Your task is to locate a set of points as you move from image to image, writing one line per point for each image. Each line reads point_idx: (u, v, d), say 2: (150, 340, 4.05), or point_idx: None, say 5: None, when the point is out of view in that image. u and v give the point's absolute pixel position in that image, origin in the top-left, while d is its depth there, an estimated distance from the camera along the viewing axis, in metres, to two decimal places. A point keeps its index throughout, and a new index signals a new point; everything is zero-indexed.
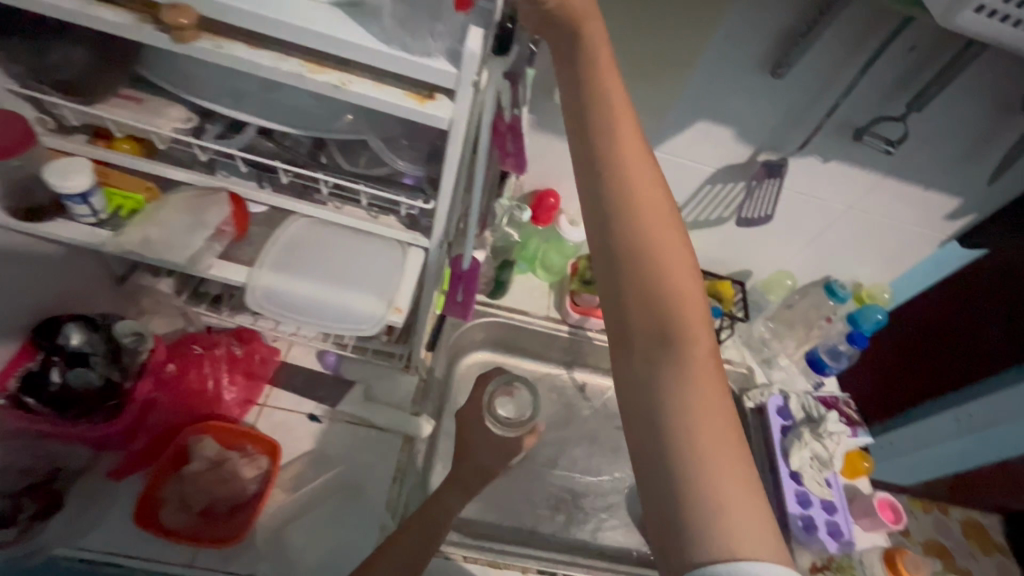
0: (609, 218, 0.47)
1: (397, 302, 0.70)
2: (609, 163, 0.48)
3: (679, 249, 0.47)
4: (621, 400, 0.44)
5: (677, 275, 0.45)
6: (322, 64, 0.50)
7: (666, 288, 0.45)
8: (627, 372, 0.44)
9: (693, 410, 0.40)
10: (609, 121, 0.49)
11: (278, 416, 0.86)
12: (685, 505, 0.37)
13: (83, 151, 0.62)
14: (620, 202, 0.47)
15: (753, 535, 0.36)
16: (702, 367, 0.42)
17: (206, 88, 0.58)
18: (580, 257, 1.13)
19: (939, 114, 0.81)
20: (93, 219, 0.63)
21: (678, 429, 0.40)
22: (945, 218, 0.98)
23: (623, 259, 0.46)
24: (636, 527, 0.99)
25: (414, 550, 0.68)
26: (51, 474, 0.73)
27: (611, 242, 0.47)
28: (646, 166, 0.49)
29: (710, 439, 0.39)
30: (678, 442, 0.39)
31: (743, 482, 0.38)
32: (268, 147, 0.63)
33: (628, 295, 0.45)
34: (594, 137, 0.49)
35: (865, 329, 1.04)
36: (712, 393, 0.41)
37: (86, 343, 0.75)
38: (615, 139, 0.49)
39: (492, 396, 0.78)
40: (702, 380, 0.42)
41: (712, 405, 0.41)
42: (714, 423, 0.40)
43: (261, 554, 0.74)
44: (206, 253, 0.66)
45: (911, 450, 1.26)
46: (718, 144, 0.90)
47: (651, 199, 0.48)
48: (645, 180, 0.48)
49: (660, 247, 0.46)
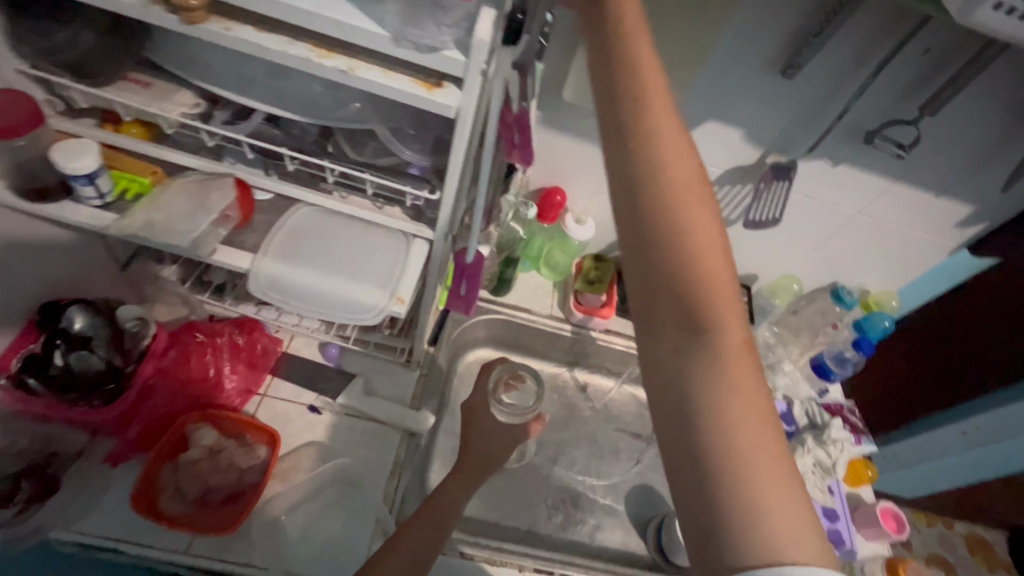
0: (641, 209, 0.46)
1: (400, 292, 0.70)
2: (642, 151, 0.47)
3: (714, 237, 0.45)
4: (653, 398, 0.44)
5: (712, 266, 0.44)
6: (330, 49, 0.50)
7: (700, 280, 0.43)
8: (658, 368, 0.43)
9: (728, 405, 0.40)
10: (634, 107, 0.48)
11: (278, 406, 0.86)
12: (724, 509, 0.37)
13: (91, 134, 0.63)
14: (652, 191, 0.46)
15: (793, 539, 0.36)
16: (737, 361, 0.41)
17: (215, 73, 0.58)
18: (585, 256, 1.12)
19: (952, 119, 0.80)
20: (99, 202, 0.63)
21: (713, 431, 0.39)
22: (956, 226, 0.97)
23: (655, 251, 0.45)
24: (635, 530, 0.98)
25: (419, 547, 0.68)
26: (46, 460, 0.72)
27: (642, 233, 0.46)
28: (679, 151, 0.47)
29: (748, 440, 0.39)
30: (712, 440, 0.39)
31: (782, 484, 0.38)
32: (274, 134, 0.63)
33: (659, 287, 0.44)
34: (625, 125, 0.48)
35: (872, 336, 1.03)
36: (746, 386, 0.40)
37: (88, 327, 0.74)
38: (647, 128, 0.48)
39: (496, 385, 0.86)
40: (740, 376, 0.41)
41: (748, 402, 0.40)
42: (750, 418, 0.39)
43: (256, 543, 0.74)
44: (210, 239, 0.66)
45: (914, 462, 1.28)
46: (728, 145, 0.89)
47: (685, 186, 0.46)
48: (677, 166, 0.47)
49: (695, 236, 0.44)
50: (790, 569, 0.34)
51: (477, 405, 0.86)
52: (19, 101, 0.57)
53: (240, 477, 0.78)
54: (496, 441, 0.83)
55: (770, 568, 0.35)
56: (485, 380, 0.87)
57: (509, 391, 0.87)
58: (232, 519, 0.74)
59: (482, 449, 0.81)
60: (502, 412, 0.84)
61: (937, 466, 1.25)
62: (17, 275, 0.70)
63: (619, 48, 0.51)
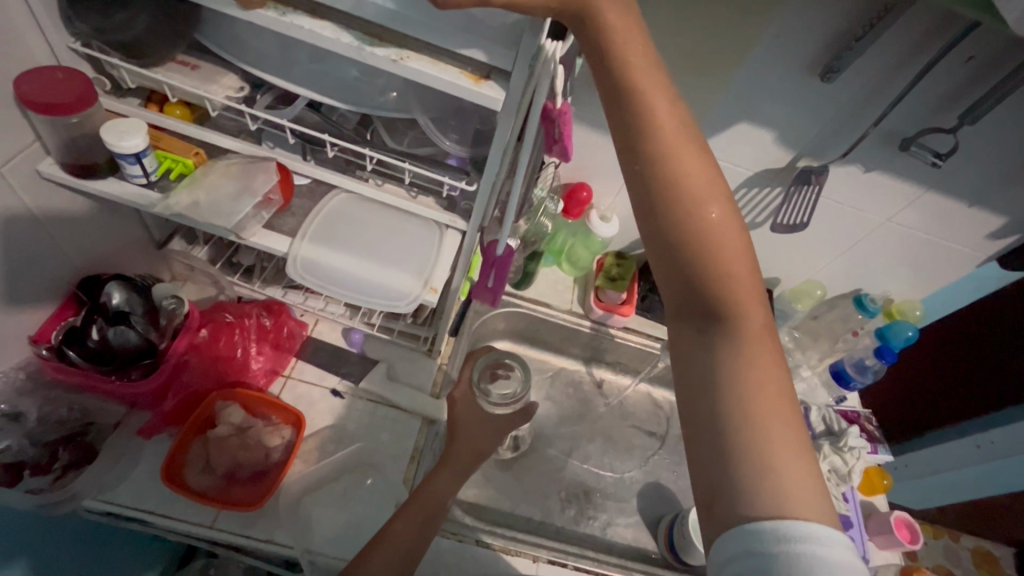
0: (657, 209, 0.47)
1: (433, 281, 0.71)
2: (654, 150, 0.47)
3: (731, 233, 0.47)
4: (680, 376, 0.48)
5: (729, 264, 0.46)
6: (381, 38, 0.51)
7: (717, 275, 0.46)
8: (683, 353, 0.48)
9: (747, 380, 0.44)
10: (645, 101, 0.47)
11: (302, 389, 0.88)
12: (738, 470, 0.41)
13: (138, 114, 0.64)
14: (670, 188, 0.47)
15: (800, 494, 0.40)
16: (757, 345, 0.45)
17: (261, 58, 0.59)
18: (607, 253, 1.13)
19: (992, 129, 0.79)
20: (144, 180, 0.65)
21: (733, 409, 0.43)
22: (987, 237, 0.95)
23: (675, 245, 0.47)
24: (648, 527, 0.99)
25: (416, 534, 0.70)
26: (84, 428, 0.78)
27: (660, 231, 0.47)
28: (692, 150, 0.48)
29: (765, 410, 0.43)
30: (731, 412, 0.43)
31: (794, 449, 0.42)
32: (315, 120, 0.65)
33: (681, 281, 0.47)
34: (638, 120, 0.47)
35: (895, 345, 1.02)
36: (764, 364, 0.45)
37: (125, 303, 0.78)
38: (661, 125, 0.47)
39: (480, 376, 0.86)
40: (759, 356, 0.45)
41: (765, 377, 0.44)
42: (768, 393, 0.44)
43: (280, 521, 0.75)
44: (252, 221, 0.68)
45: (924, 473, 1.29)
46: (759, 147, 0.89)
47: (701, 180, 0.47)
48: (689, 162, 0.47)
49: (710, 231, 0.46)
50: (792, 522, 0.38)
51: (462, 397, 0.85)
52: (74, 79, 0.58)
53: (266, 455, 0.79)
54: (483, 433, 0.81)
55: (775, 522, 0.39)
56: (470, 371, 0.86)
57: (498, 380, 0.86)
58: (253, 496, 0.76)
59: (467, 440, 0.80)
60: (490, 401, 0.84)
61: (945, 481, 1.25)
62: (60, 249, 0.72)
63: (628, 54, 0.47)
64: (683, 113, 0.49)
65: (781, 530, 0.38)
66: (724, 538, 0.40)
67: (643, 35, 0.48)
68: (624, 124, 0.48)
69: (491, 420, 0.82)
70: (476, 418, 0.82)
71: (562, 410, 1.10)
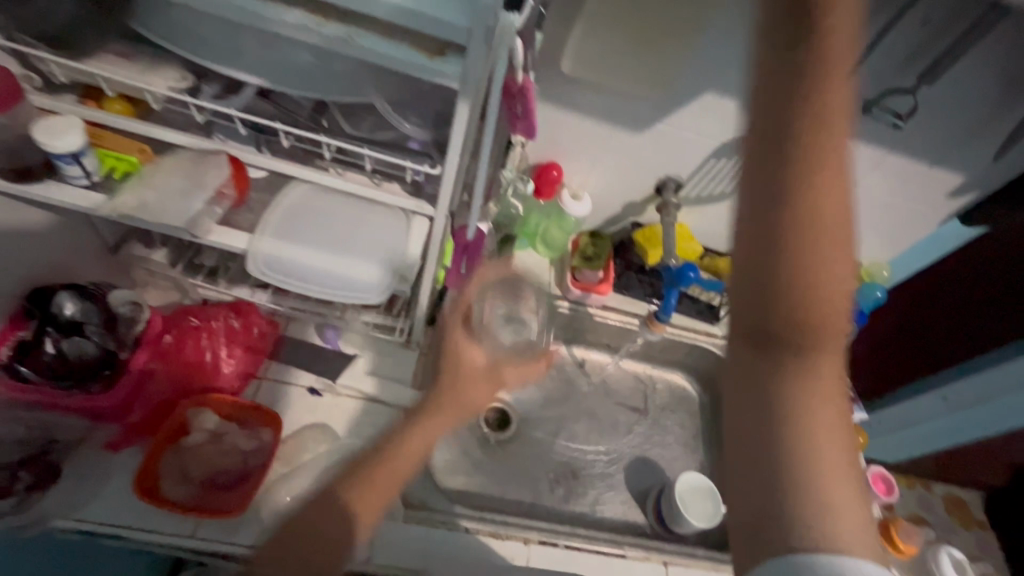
0: (772, 219, 0.41)
1: (402, 271, 0.70)
2: (792, 160, 0.41)
3: (846, 261, 0.41)
4: (736, 394, 0.44)
5: (837, 290, 0.41)
6: (327, 16, 0.48)
7: (815, 301, 0.41)
8: (740, 373, 0.44)
9: (816, 412, 0.40)
10: (798, 108, 0.42)
11: (278, 389, 0.85)
12: (795, 503, 0.38)
13: (74, 111, 0.60)
14: (795, 202, 0.41)
15: (855, 536, 0.37)
16: (832, 380, 0.41)
17: (204, 46, 0.56)
18: (582, 232, 1.10)
19: (951, 87, 0.80)
20: (87, 181, 0.62)
21: (798, 439, 0.40)
22: (946, 197, 0.98)
23: (781, 258, 0.41)
24: (636, 500, 1.00)
25: (397, 473, 0.72)
26: (46, 447, 0.72)
27: (763, 240, 0.41)
28: (833, 166, 0.41)
29: (828, 446, 0.40)
30: (796, 442, 0.40)
31: (850, 490, 0.39)
32: (268, 109, 0.62)
33: (763, 297, 0.41)
34: (771, 121, 0.42)
35: (863, 307, 1.05)
36: (835, 401, 0.41)
37: (80, 313, 0.74)
38: (806, 127, 0.41)
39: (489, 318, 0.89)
40: (832, 392, 0.41)
41: (833, 413, 0.41)
42: (833, 429, 0.40)
43: (264, 526, 0.74)
44: (206, 218, 0.64)
45: (891, 430, 1.25)
46: (726, 116, 0.88)
47: (836, 199, 0.41)
48: (828, 176, 0.41)
49: (827, 250, 0.41)
50: (850, 562, 0.35)
51: (466, 339, 0.85)
52: None
53: (245, 459, 0.77)
54: (480, 381, 0.84)
55: (830, 560, 0.35)
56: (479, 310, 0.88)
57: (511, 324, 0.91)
58: (232, 503, 0.73)
59: (461, 387, 0.82)
60: (500, 346, 0.87)
61: (910, 436, 1.22)
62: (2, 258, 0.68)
63: (802, 69, 0.42)
64: (840, 128, 0.42)
65: (837, 567, 0.35)
66: (765, 566, 0.37)
67: (826, 39, 0.42)
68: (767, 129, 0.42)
69: (494, 369, 0.85)
70: (477, 368, 0.84)
71: (546, 392, 1.10)
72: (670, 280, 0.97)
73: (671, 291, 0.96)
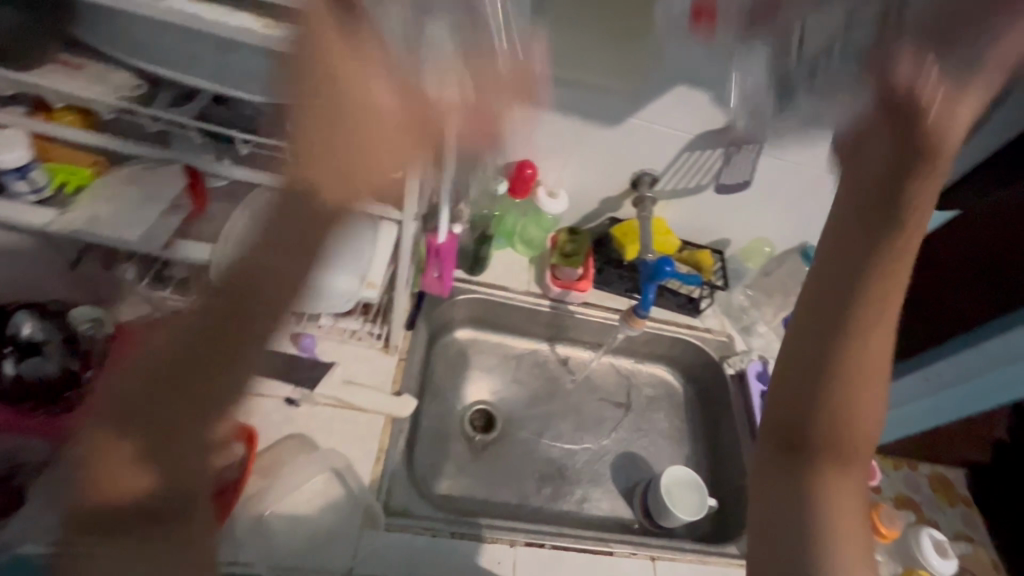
0: (817, 367, 0.48)
1: (370, 276, 0.71)
2: (847, 321, 0.47)
3: (874, 406, 0.48)
4: (768, 499, 0.51)
5: (859, 429, 0.48)
6: (274, 18, 0.51)
7: (843, 433, 0.48)
8: (771, 480, 0.51)
9: (838, 529, 0.47)
10: (866, 274, 0.46)
11: (253, 402, 0.84)
12: None
13: (21, 124, 0.58)
14: (840, 356, 0.47)
15: None
16: (856, 505, 0.48)
17: (159, 53, 0.55)
18: (560, 229, 1.11)
19: None
20: (36, 197, 0.60)
21: (820, 551, 0.47)
22: None
23: (819, 399, 0.48)
24: (623, 496, 1.00)
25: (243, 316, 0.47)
26: (9, 473, 0.70)
27: (805, 382, 0.49)
28: (880, 332, 0.47)
29: (849, 563, 0.46)
30: (818, 552, 0.47)
31: None
32: (224, 114, 0.62)
33: (803, 426, 0.49)
34: (839, 276, 0.47)
35: None
36: (854, 520, 0.48)
37: (39, 331, 0.74)
38: (868, 292, 0.46)
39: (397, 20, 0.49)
40: (853, 514, 0.48)
41: (853, 532, 0.48)
42: (854, 545, 0.47)
43: (241, 542, 0.72)
44: (163, 230, 0.62)
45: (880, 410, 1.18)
46: (696, 109, 0.89)
47: (875, 358, 0.48)
48: (874, 340, 0.47)
49: (862, 397, 0.48)
50: None
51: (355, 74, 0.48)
52: None
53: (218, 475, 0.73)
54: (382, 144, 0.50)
55: None
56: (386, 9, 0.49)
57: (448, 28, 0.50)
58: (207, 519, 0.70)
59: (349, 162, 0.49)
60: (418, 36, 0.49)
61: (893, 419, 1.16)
62: None
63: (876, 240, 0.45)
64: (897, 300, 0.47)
65: None
66: None
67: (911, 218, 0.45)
68: (830, 285, 0.47)
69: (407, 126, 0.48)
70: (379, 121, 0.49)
71: (531, 391, 1.10)
72: (646, 275, 0.96)
73: (648, 286, 0.95)
